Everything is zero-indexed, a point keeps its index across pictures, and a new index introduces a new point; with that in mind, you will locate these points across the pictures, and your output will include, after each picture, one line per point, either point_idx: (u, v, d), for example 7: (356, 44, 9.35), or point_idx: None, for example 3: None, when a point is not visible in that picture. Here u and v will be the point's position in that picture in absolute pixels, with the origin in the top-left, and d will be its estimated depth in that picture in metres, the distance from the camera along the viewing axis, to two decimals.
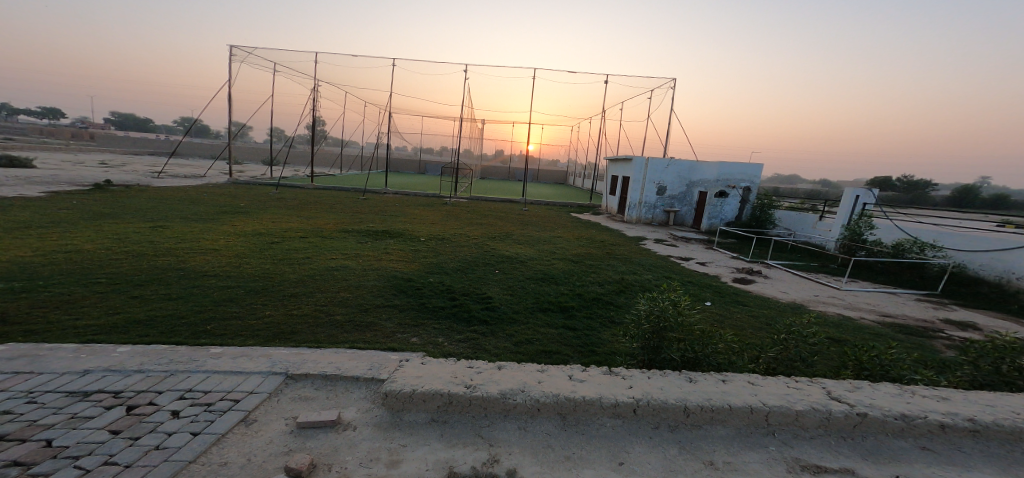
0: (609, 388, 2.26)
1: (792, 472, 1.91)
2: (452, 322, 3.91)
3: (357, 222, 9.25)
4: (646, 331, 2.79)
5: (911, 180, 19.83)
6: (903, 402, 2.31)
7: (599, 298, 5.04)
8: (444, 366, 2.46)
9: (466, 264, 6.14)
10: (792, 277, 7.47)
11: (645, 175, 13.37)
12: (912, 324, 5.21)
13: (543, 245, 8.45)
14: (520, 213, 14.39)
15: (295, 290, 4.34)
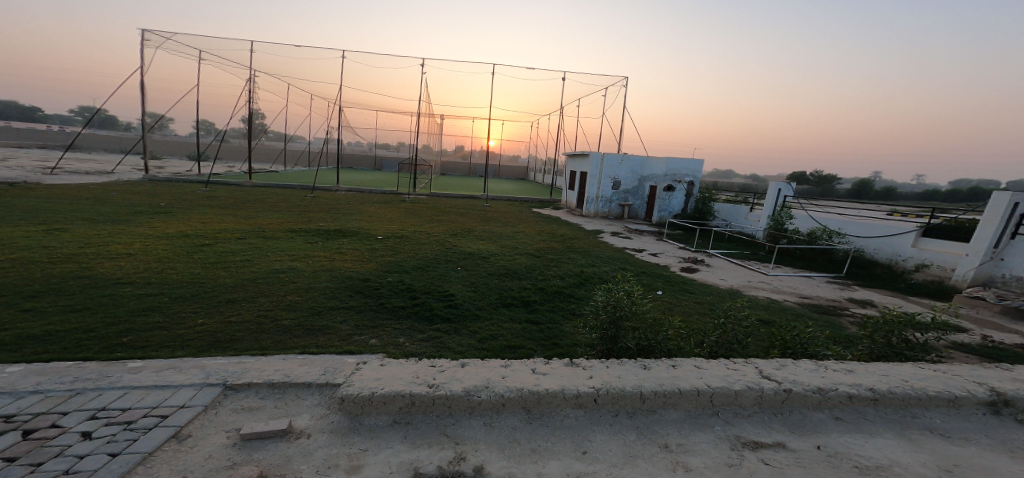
0: (571, 379, 2.27)
1: (735, 449, 1.96)
2: (413, 322, 4.06)
3: (306, 221, 9.28)
4: (604, 322, 2.89)
5: (821, 175, 20.96)
6: (846, 381, 2.38)
7: (561, 291, 5.33)
8: (405, 367, 2.43)
9: (426, 263, 6.30)
10: (732, 266, 7.97)
11: (601, 170, 14.09)
12: (825, 304, 5.75)
13: (506, 241, 8.70)
14: (482, 210, 14.20)
15: (232, 296, 4.32)
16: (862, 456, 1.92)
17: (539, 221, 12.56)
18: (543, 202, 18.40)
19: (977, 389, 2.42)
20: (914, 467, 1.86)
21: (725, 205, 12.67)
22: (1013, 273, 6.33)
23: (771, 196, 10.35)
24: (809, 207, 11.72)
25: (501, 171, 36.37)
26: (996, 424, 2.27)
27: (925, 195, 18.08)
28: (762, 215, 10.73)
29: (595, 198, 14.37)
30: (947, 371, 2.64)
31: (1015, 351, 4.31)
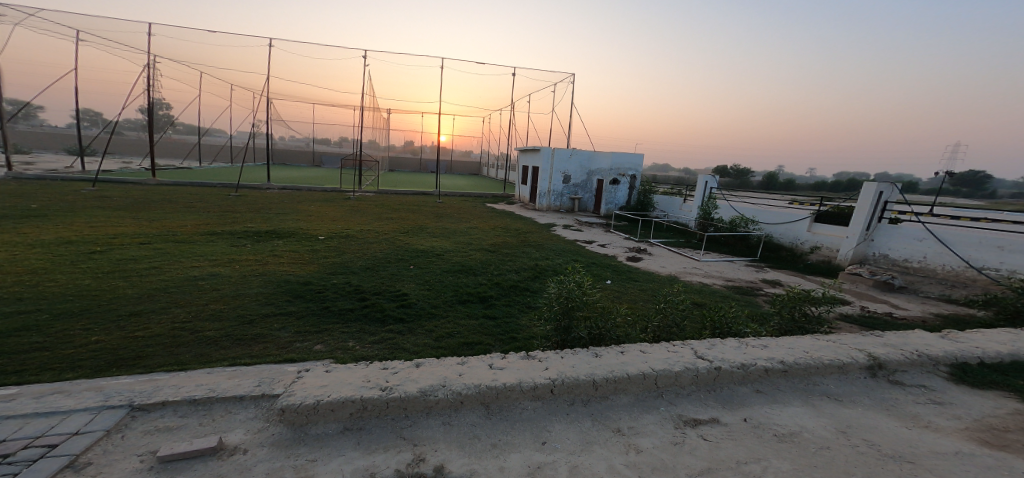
0: (527, 372, 2.31)
1: (679, 427, 2.10)
2: (363, 324, 3.89)
3: (230, 223, 8.53)
4: (557, 313, 2.98)
5: (740, 169, 22.98)
6: (762, 356, 2.66)
7: (516, 285, 5.38)
8: (355, 371, 2.32)
9: (374, 262, 6.05)
10: (670, 254, 8.50)
11: (552, 165, 14.41)
12: (746, 286, 6.32)
13: (459, 237, 8.59)
14: (432, 207, 13.93)
15: (136, 309, 3.85)
16: (780, 425, 2.14)
17: (490, 216, 12.55)
18: (496, 197, 18.42)
19: (860, 355, 2.79)
20: (820, 430, 2.10)
21: (663, 196, 13.47)
22: (880, 252, 7.38)
23: (700, 188, 11.14)
24: (729, 196, 12.78)
25: (452, 166, 35.79)
26: (881, 383, 2.64)
27: (816, 186, 20.77)
28: (694, 205, 11.54)
29: (547, 192, 14.65)
30: (836, 341, 3.02)
31: (888, 318, 5.04)
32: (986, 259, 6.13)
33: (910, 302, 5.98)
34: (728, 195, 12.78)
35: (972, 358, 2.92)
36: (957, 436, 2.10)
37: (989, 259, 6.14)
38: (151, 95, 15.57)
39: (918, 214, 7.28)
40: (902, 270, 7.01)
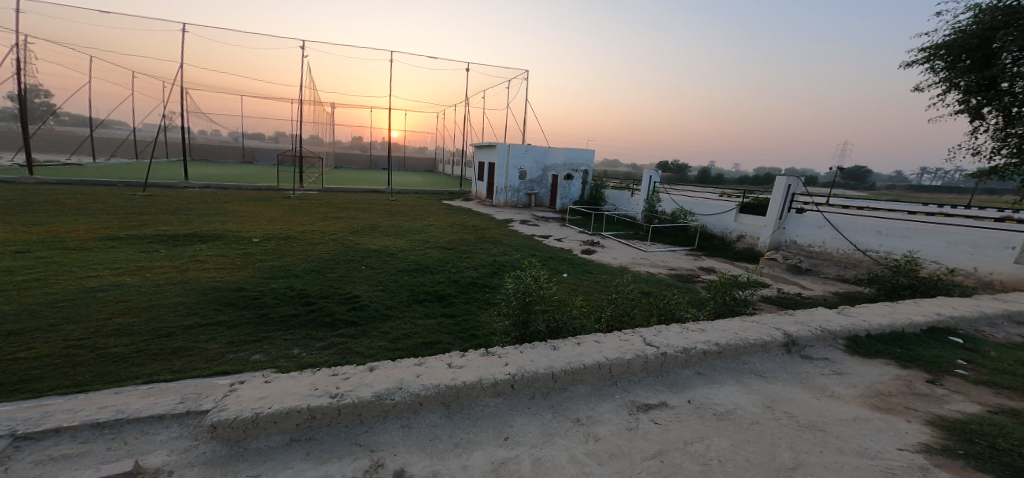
0: (487, 369, 2.31)
1: (633, 413, 2.19)
2: (310, 330, 3.68)
3: (142, 227, 7.68)
4: (515, 308, 3.01)
5: (679, 163, 24.50)
6: (701, 339, 2.85)
7: (475, 282, 5.34)
8: (301, 380, 2.19)
9: (319, 265, 5.74)
10: (621, 246, 8.86)
11: (508, 160, 14.47)
12: (687, 274, 6.74)
13: (414, 235, 8.37)
14: (383, 205, 13.48)
15: (15, 328, 3.35)
16: (718, 404, 2.30)
17: (446, 213, 12.36)
18: (452, 193, 18.19)
19: (779, 333, 3.08)
20: (750, 406, 2.29)
21: (613, 191, 13.99)
22: (791, 238, 8.21)
23: (645, 181, 11.65)
24: (671, 189, 13.53)
25: (405, 163, 34.87)
26: (799, 358, 2.94)
27: (741, 180, 22.73)
28: (640, 198, 12.05)
29: (504, 188, 14.71)
30: (760, 321, 3.31)
31: (798, 298, 5.62)
32: (870, 242, 6.98)
33: (814, 283, 6.70)
34: (670, 189, 13.53)
35: (867, 329, 3.34)
36: (859, 403, 2.39)
37: (871, 242, 6.97)
38: (20, 81, 13.40)
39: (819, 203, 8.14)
40: (807, 254, 7.84)
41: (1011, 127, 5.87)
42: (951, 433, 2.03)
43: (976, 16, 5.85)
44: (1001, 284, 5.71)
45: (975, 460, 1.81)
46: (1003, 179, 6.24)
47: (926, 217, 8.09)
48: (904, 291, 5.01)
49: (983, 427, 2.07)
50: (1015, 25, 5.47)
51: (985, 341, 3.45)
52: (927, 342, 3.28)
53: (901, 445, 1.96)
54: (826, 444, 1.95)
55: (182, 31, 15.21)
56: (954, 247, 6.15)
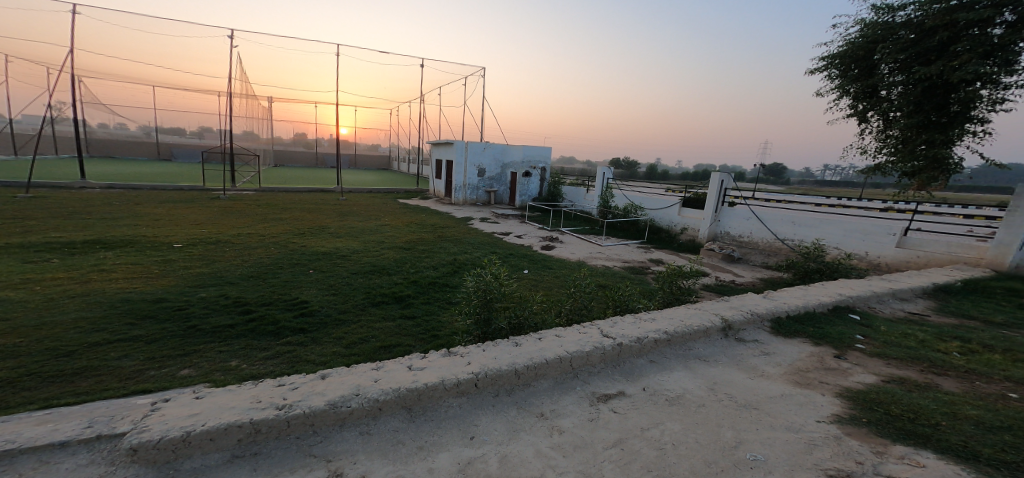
0: (449, 369, 2.27)
1: (594, 403, 2.26)
2: (250, 340, 3.43)
3: (38, 234, 6.74)
4: (477, 306, 2.99)
5: (629, 160, 25.57)
6: (653, 329, 3.01)
7: (435, 282, 5.24)
8: (243, 393, 2.03)
9: (258, 270, 5.34)
10: (579, 241, 9.11)
11: (466, 158, 14.36)
12: (639, 266, 7.07)
13: (368, 235, 8.05)
14: (332, 205, 12.86)
15: None
16: (669, 389, 2.43)
17: (402, 212, 12.03)
18: (409, 192, 17.70)
19: (717, 319, 3.32)
20: (697, 390, 2.45)
21: (570, 187, 14.30)
22: (723, 230, 8.84)
23: (600, 177, 12.08)
24: (622, 185, 14.09)
25: (355, 160, 33.48)
26: (736, 341, 3.19)
27: (685, 176, 24.20)
28: (595, 194, 12.45)
29: (463, 186, 14.56)
30: (702, 309, 3.55)
31: (732, 285, 6.09)
32: (787, 232, 7.71)
33: (745, 270, 7.30)
34: (621, 184, 14.08)
35: (788, 310, 3.69)
36: (787, 380, 2.63)
37: (787, 232, 7.70)
38: None
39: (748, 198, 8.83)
40: (738, 245, 8.51)
41: (889, 130, 6.72)
42: (856, 403, 2.31)
43: (860, 30, 6.58)
44: (888, 266, 6.58)
45: (876, 426, 2.06)
46: (884, 175, 7.11)
47: (837, 209, 9.08)
48: (814, 274, 5.62)
49: (880, 396, 2.37)
50: (890, 40, 6.26)
51: (877, 317, 3.95)
52: (833, 320, 3.71)
53: (820, 417, 2.19)
54: (761, 422, 2.13)
55: (73, 10, 13.01)
56: (851, 235, 6.96)
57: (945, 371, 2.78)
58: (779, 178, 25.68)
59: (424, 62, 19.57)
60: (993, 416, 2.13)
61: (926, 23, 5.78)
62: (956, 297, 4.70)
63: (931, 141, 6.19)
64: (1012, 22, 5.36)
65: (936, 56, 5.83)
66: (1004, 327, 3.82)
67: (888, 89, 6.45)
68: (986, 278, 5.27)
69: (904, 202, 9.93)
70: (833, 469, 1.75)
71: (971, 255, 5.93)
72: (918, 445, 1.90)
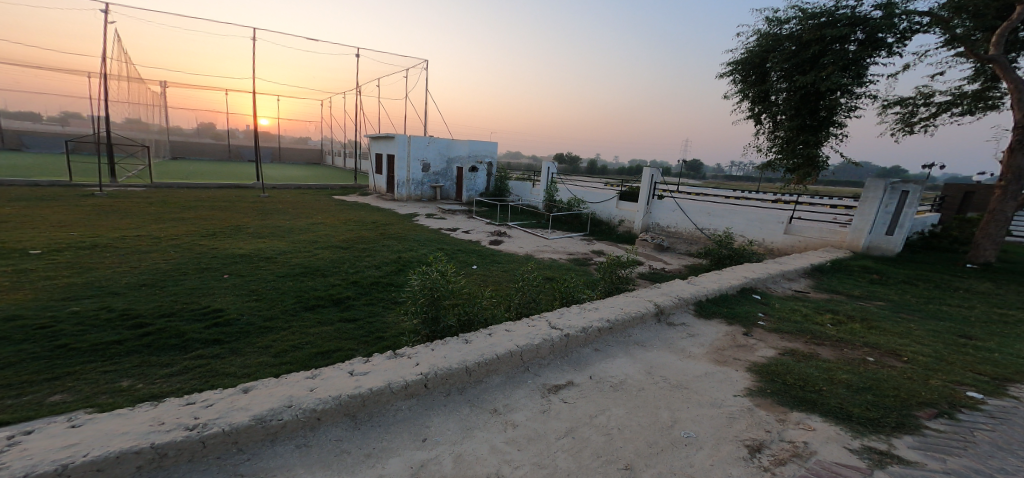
0: (396, 371, 2.19)
1: (544, 394, 2.32)
2: (149, 356, 3.01)
3: None
4: (424, 305, 2.91)
5: (570, 156, 26.51)
6: (597, 318, 3.16)
7: (378, 281, 5.00)
8: (146, 415, 1.78)
9: (153, 277, 4.67)
10: (525, 235, 9.26)
11: (409, 152, 13.91)
12: (582, 257, 7.37)
13: (298, 235, 7.44)
14: (250, 202, 11.70)
15: None
16: (613, 376, 2.58)
17: (338, 209, 11.29)
18: (344, 188, 16.67)
19: (652, 306, 3.58)
20: (636, 374, 2.62)
21: (516, 182, 14.37)
22: (653, 221, 9.50)
23: (544, 172, 12.33)
24: (564, 180, 14.52)
25: (280, 154, 30.76)
26: (667, 325, 3.47)
27: (620, 171, 25.67)
28: (541, 189, 12.69)
29: (406, 182, 14.07)
30: (639, 296, 3.80)
31: (663, 272, 6.61)
32: (704, 222, 8.51)
33: (672, 258, 7.93)
34: (564, 180, 14.52)
35: (709, 294, 4.09)
36: (710, 359, 2.92)
37: (705, 222, 8.47)
38: None
39: (674, 191, 9.59)
40: (666, 235, 9.21)
41: (776, 131, 7.69)
42: (763, 376, 2.63)
43: (755, 39, 7.41)
44: (780, 250, 7.55)
45: (777, 396, 2.38)
46: (773, 171, 8.13)
47: (749, 201, 10.21)
48: (726, 260, 6.27)
49: (779, 367, 2.73)
50: (777, 50, 7.14)
51: (773, 296, 4.53)
52: (743, 301, 4.19)
53: (737, 391, 2.46)
54: (690, 400, 2.34)
55: None
56: (754, 224, 7.86)
57: (824, 341, 3.27)
58: (696, 171, 28.41)
59: (361, 52, 18.53)
60: (859, 378, 2.57)
61: (804, 37, 6.68)
62: (828, 275, 5.54)
63: (807, 142, 7.20)
64: (863, 40, 6.39)
65: (810, 66, 6.76)
66: (862, 299, 4.60)
67: (775, 94, 7.35)
68: (849, 258, 6.29)
69: (788, 193, 11.51)
70: (749, 439, 1.98)
71: (836, 239, 7.03)
72: (809, 410, 2.22)
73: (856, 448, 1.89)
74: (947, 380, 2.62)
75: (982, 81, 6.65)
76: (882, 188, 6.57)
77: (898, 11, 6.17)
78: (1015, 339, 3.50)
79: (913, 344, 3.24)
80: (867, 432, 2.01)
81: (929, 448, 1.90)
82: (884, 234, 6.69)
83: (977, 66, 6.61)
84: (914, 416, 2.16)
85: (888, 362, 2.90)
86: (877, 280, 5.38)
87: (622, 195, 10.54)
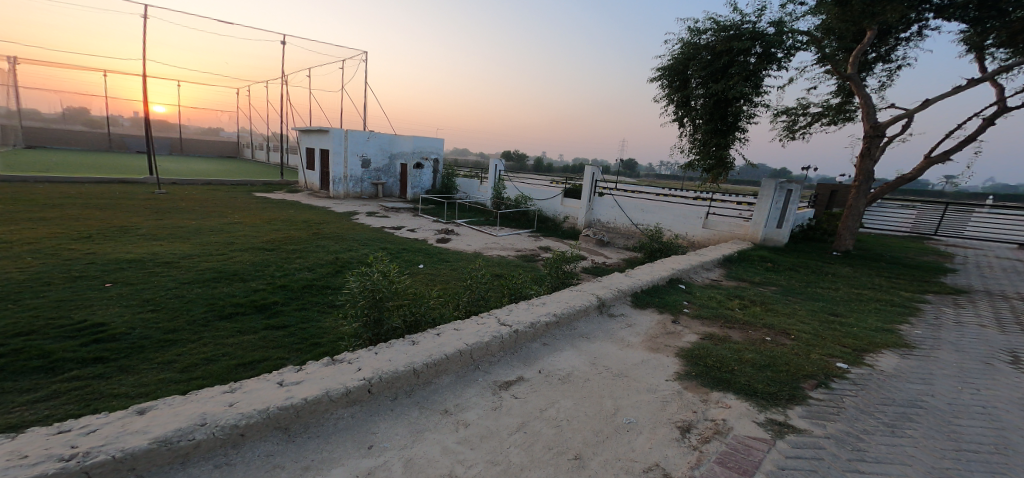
0: (336, 378, 2.07)
1: (494, 391, 2.33)
2: (5, 382, 2.54)
3: None
4: (364, 307, 2.77)
5: (517, 154, 26.79)
6: (544, 313, 3.23)
7: (311, 284, 4.68)
8: (8, 448, 1.49)
9: (4, 290, 3.91)
10: (472, 232, 9.19)
11: (346, 147, 13.16)
12: (529, 254, 7.49)
13: (208, 236, 6.69)
14: (144, 199, 10.27)
15: None
16: (560, 369, 2.65)
17: (259, 207, 10.34)
18: (267, 185, 15.33)
19: (595, 298, 3.74)
20: (582, 366, 2.73)
21: (464, 180, 14.18)
22: (594, 218, 9.92)
23: (493, 169, 12.30)
24: (514, 178, 14.63)
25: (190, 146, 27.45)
26: (608, 316, 3.65)
27: (565, 169, 26.43)
28: (489, 186, 12.65)
29: (344, 178, 13.30)
30: (582, 290, 3.95)
31: (605, 266, 6.95)
32: (639, 217, 9.06)
33: (612, 252, 8.35)
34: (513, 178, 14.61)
35: (644, 287, 4.38)
36: (645, 347, 3.12)
37: (640, 218, 9.01)
38: None
39: (614, 188, 10.06)
40: (606, 230, 9.66)
41: (695, 134, 8.40)
42: (689, 360, 2.87)
43: (679, 47, 7.99)
44: (700, 243, 8.27)
45: (701, 377, 2.62)
46: (693, 171, 8.89)
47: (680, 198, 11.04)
48: (658, 253, 6.75)
49: (702, 351, 3.00)
50: (696, 59, 7.77)
51: (695, 285, 4.95)
52: (674, 291, 4.53)
53: (668, 376, 2.66)
54: (630, 387, 2.49)
55: None
56: (680, 219, 8.51)
57: (735, 324, 3.66)
58: (633, 170, 30.17)
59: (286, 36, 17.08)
60: (761, 357, 2.90)
61: (717, 47, 7.34)
62: (739, 265, 6.19)
63: (720, 144, 7.97)
64: (761, 54, 7.18)
65: (721, 75, 7.45)
66: (763, 285, 5.21)
67: (694, 99, 8.03)
68: (752, 249, 7.07)
69: (706, 190, 12.64)
70: (680, 420, 2.15)
71: (741, 232, 7.87)
72: (725, 389, 2.47)
73: (762, 421, 2.13)
74: (823, 354, 3.05)
75: (842, 96, 7.81)
76: (773, 187, 7.38)
77: (787, 29, 7.01)
78: (870, 314, 4.18)
79: (807, 324, 3.73)
80: (769, 405, 2.28)
81: (814, 416, 2.20)
82: (774, 228, 7.68)
83: (839, 83, 7.73)
84: (801, 387, 2.50)
85: (781, 341, 3.31)
86: (771, 268, 6.11)
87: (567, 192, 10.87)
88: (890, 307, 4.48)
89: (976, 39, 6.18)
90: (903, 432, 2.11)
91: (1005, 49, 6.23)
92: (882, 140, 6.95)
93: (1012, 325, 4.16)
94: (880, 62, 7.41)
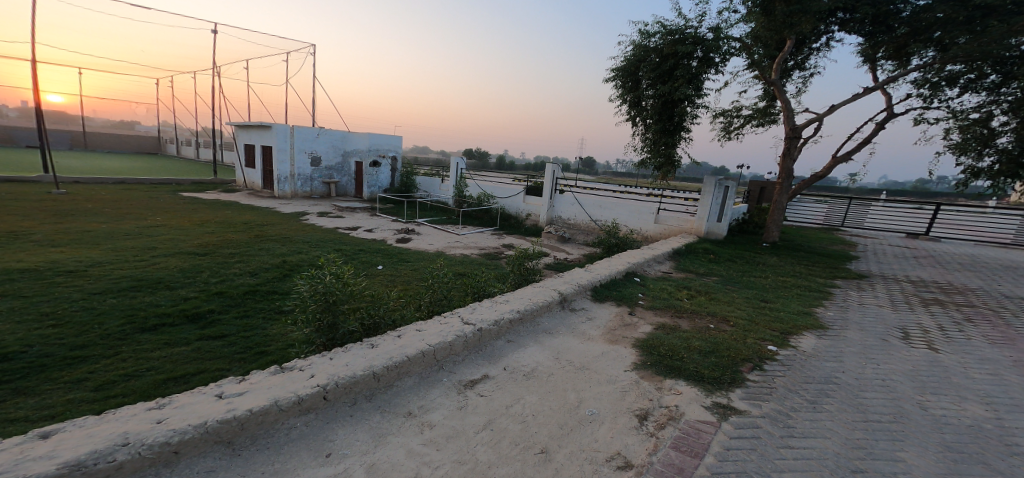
0: (286, 386, 1.96)
1: (459, 391, 2.31)
2: None
3: None
4: (317, 312, 2.64)
5: (479, 151, 26.66)
6: (507, 310, 3.24)
7: (255, 290, 4.39)
8: None
9: None
10: (434, 231, 9.02)
11: (292, 144, 12.47)
12: (492, 252, 7.48)
13: (124, 242, 6.08)
14: (47, 202, 9.13)
15: None
16: (524, 365, 2.68)
17: (191, 209, 9.54)
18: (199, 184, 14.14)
19: (557, 294, 3.80)
20: (546, 361, 2.77)
21: (424, 178, 13.89)
22: (556, 215, 10.10)
23: (454, 168, 12.16)
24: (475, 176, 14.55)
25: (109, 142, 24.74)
26: (570, 311, 3.73)
27: (527, 167, 26.65)
28: (450, 184, 12.49)
29: (290, 177, 12.58)
30: (544, 286, 4.00)
31: (567, 262, 7.08)
32: (597, 214, 9.31)
33: (573, 248, 8.52)
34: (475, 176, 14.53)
35: (603, 281, 4.51)
36: (605, 339, 3.23)
37: (598, 215, 9.30)
38: None
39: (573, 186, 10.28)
40: (567, 226, 9.87)
41: (646, 133, 8.76)
42: (644, 350, 3.01)
43: (630, 49, 8.27)
44: (652, 238, 8.64)
45: (655, 366, 2.74)
46: (644, 169, 9.27)
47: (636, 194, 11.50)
48: (615, 248, 6.96)
49: (656, 341, 3.15)
50: (645, 61, 8.09)
51: (649, 277, 5.17)
52: (630, 284, 4.71)
53: (626, 366, 2.76)
54: (591, 379, 2.56)
55: None
56: (634, 214, 8.83)
57: (685, 314, 3.86)
58: (591, 168, 30.96)
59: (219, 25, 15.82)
60: (707, 344, 3.09)
61: (663, 50, 7.67)
62: (685, 258, 6.53)
63: (669, 143, 8.38)
64: (702, 58, 7.59)
65: (668, 77, 7.81)
66: (708, 276, 5.54)
67: (644, 99, 8.35)
68: (697, 242, 7.49)
69: (659, 187, 13.22)
70: (638, 408, 2.25)
71: (687, 226, 8.29)
72: (677, 376, 2.60)
73: (709, 405, 2.27)
74: (757, 338, 3.30)
75: (767, 100, 8.45)
76: (713, 183, 7.86)
77: (724, 36, 7.47)
78: (796, 300, 4.57)
79: (748, 311, 4.01)
80: (715, 389, 2.44)
81: (752, 397, 2.38)
82: (716, 222, 8.20)
83: (765, 88, 8.35)
84: (740, 371, 2.69)
85: (723, 327, 3.55)
86: (714, 259, 6.51)
87: (528, 190, 10.95)
88: (810, 292, 4.93)
89: (869, 51, 6.82)
90: (824, 408, 2.33)
91: (892, 61, 6.95)
92: (800, 141, 7.59)
93: (906, 304, 4.73)
94: (797, 69, 8.11)
